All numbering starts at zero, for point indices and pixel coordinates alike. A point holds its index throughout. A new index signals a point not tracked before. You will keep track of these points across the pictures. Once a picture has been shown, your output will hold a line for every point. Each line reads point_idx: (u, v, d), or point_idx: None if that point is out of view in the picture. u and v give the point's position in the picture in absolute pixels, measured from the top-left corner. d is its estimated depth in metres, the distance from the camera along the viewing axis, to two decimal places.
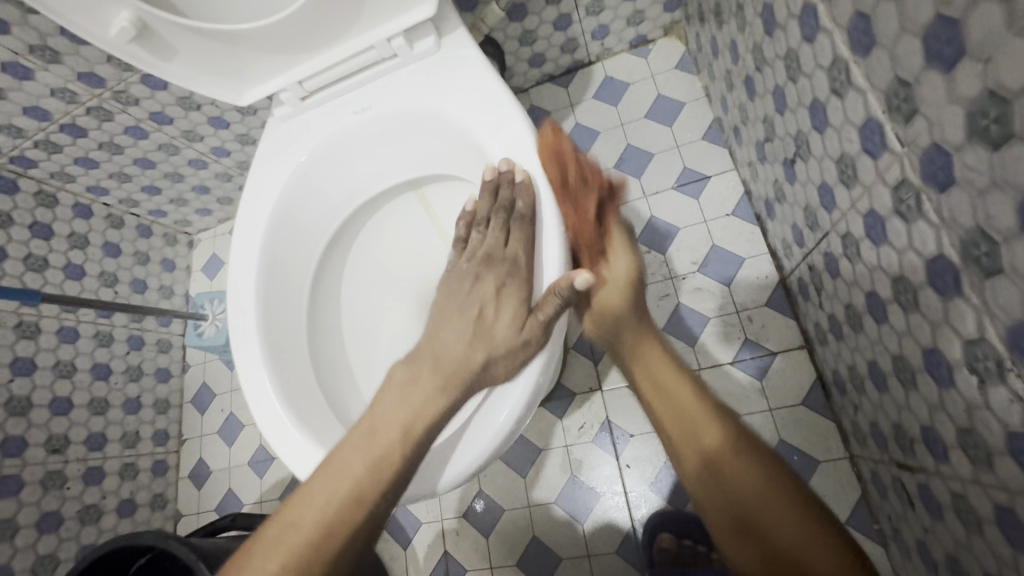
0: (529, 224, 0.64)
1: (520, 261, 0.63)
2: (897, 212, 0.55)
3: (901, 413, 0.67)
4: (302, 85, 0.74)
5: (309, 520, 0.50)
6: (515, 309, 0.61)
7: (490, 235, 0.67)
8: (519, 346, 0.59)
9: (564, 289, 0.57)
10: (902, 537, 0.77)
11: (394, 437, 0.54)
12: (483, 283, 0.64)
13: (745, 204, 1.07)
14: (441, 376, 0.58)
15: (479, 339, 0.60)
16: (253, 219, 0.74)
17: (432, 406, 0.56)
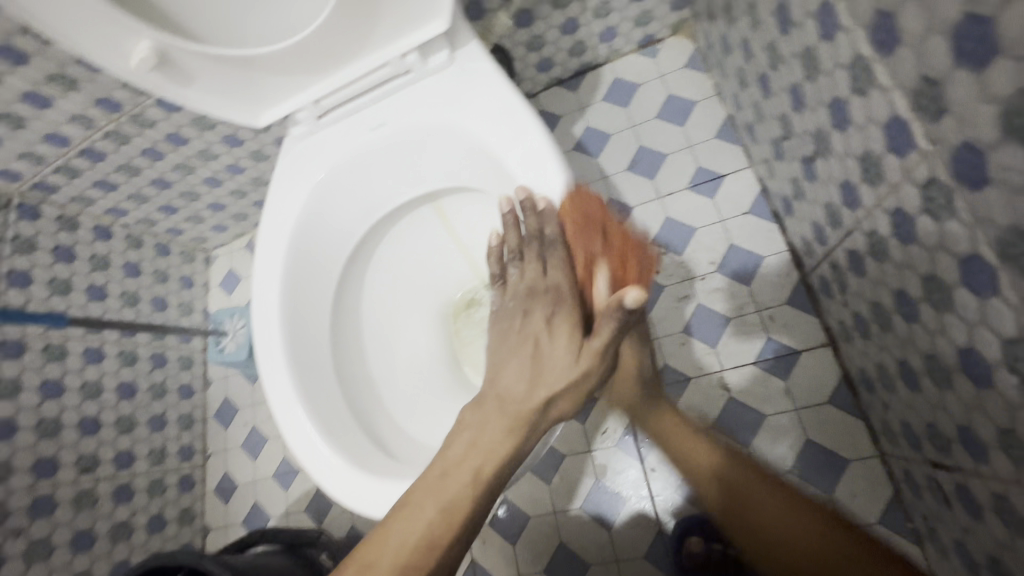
0: (564, 251, 0.61)
1: (565, 289, 0.59)
2: (927, 211, 0.54)
3: (934, 412, 0.65)
4: (317, 104, 0.75)
5: (387, 562, 0.48)
6: (570, 337, 0.56)
7: (529, 269, 0.62)
8: (579, 378, 0.55)
9: (616, 312, 0.52)
10: (938, 536, 0.76)
11: (465, 479, 0.51)
12: (533, 318, 0.59)
13: (763, 201, 1.06)
14: (504, 418, 0.54)
15: (540, 374, 0.55)
16: (275, 240, 0.76)
17: (501, 446, 0.53)
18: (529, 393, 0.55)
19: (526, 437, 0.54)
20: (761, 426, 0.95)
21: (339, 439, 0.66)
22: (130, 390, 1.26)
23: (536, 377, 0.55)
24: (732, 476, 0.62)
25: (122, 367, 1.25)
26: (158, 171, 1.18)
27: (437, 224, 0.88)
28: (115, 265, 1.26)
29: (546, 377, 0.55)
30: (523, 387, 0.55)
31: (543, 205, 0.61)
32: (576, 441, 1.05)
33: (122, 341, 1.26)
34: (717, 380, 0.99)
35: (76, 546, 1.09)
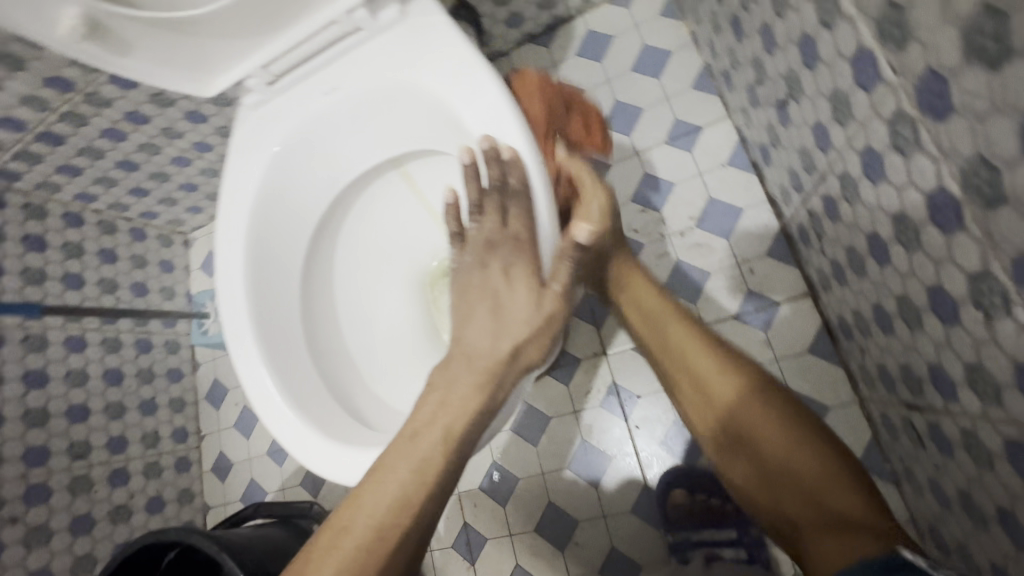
0: (527, 199, 0.58)
1: (525, 239, 0.58)
2: (895, 147, 0.52)
3: (907, 353, 0.65)
4: (267, 69, 0.71)
5: (362, 523, 0.49)
6: (529, 287, 0.57)
7: (489, 222, 0.59)
8: (544, 322, 0.57)
9: (572, 251, 0.57)
10: (914, 476, 0.77)
11: (436, 437, 0.52)
12: (492, 273, 0.59)
13: (741, 152, 1.04)
14: (471, 374, 0.54)
15: (504, 327, 0.56)
16: (236, 215, 0.73)
17: (471, 402, 0.53)
18: (494, 347, 0.55)
19: (494, 392, 0.54)
20: None
21: (313, 413, 0.66)
22: (117, 377, 1.26)
23: (500, 330, 0.56)
24: (758, 411, 0.61)
25: (107, 354, 1.24)
26: (122, 153, 1.15)
27: (405, 190, 0.85)
28: (89, 251, 1.24)
29: (510, 330, 0.56)
30: (488, 343, 0.56)
31: (508, 155, 0.59)
32: (561, 404, 1.06)
33: (104, 328, 1.25)
34: None
35: (76, 530, 1.11)
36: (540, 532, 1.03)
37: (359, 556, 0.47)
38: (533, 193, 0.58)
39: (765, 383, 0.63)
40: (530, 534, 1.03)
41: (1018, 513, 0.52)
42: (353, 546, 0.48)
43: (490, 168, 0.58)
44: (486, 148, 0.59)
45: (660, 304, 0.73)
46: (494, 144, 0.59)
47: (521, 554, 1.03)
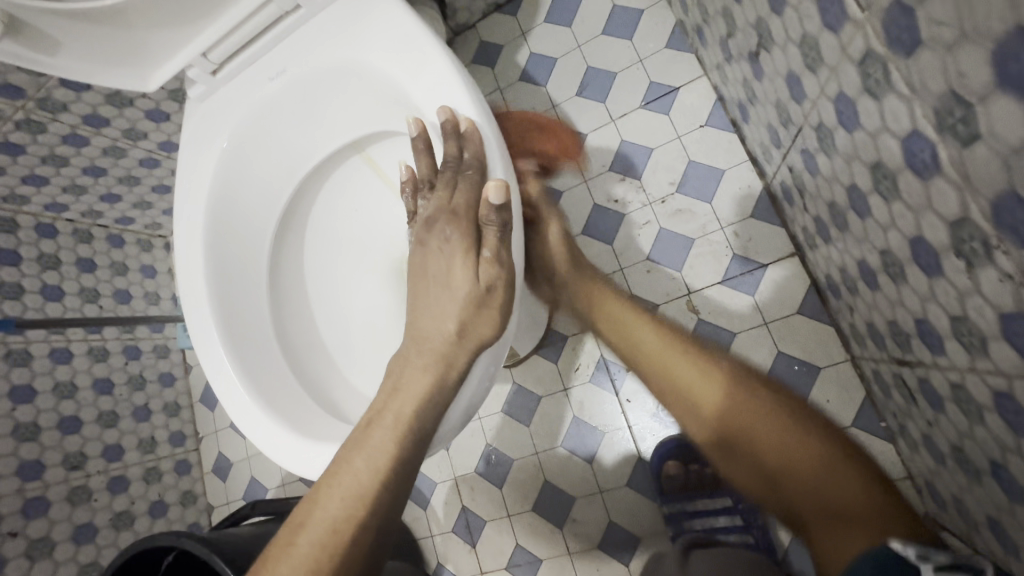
0: (478, 173, 0.59)
1: (461, 211, 0.58)
2: (867, 90, 0.49)
3: (893, 309, 0.63)
4: (207, 57, 0.68)
5: (318, 517, 0.50)
6: (466, 261, 0.56)
7: (434, 199, 0.60)
8: (481, 290, 0.55)
9: (489, 213, 0.55)
10: (908, 432, 0.75)
11: (388, 424, 0.53)
12: (431, 249, 0.59)
13: (720, 111, 1.00)
14: (422, 358, 0.55)
15: (447, 306, 0.56)
16: (191, 214, 0.71)
17: (419, 385, 0.54)
18: (440, 328, 0.56)
19: (445, 374, 0.55)
20: (731, 345, 0.93)
21: (284, 410, 0.65)
22: (107, 386, 1.23)
23: (443, 311, 0.56)
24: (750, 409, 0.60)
25: (94, 363, 1.20)
26: (87, 157, 1.09)
27: (368, 173, 0.81)
28: (67, 262, 1.16)
29: (451, 309, 0.56)
30: (435, 325, 0.56)
31: (466, 127, 0.58)
32: (550, 382, 1.05)
33: (90, 337, 1.20)
34: (684, 304, 0.97)
35: (79, 539, 1.11)
36: (537, 511, 1.02)
37: (316, 552, 0.48)
38: (489, 163, 0.59)
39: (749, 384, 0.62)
40: (528, 514, 1.03)
41: (1010, 466, 0.51)
42: (311, 540, 0.49)
43: (446, 144, 0.58)
44: (445, 121, 0.58)
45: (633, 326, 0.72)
46: (453, 116, 0.59)
47: (520, 535, 1.03)
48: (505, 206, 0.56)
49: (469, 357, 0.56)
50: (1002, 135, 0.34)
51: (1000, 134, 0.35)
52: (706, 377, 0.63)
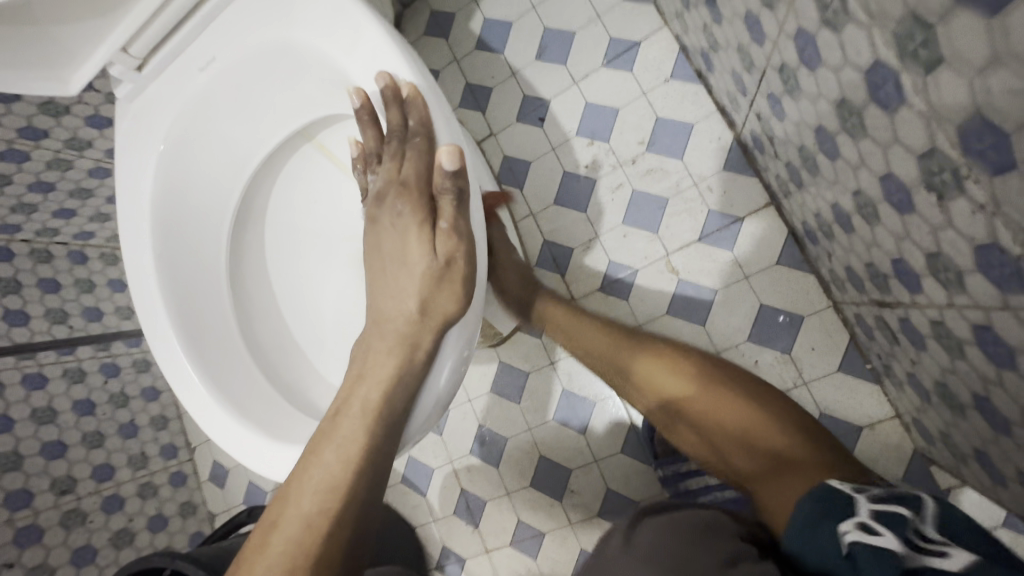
0: (426, 141, 0.57)
1: (411, 183, 0.57)
2: (825, 23, 0.46)
3: (870, 251, 0.61)
4: (127, 51, 0.63)
5: (292, 515, 0.50)
6: (421, 234, 0.55)
7: (382, 172, 0.60)
8: (442, 264, 0.54)
9: (444, 181, 0.54)
10: (893, 372, 0.75)
11: (355, 412, 0.54)
12: (383, 225, 0.59)
13: (684, 62, 0.96)
14: (386, 341, 0.56)
15: (407, 285, 0.56)
16: (134, 221, 0.67)
17: (384, 369, 0.55)
18: (402, 307, 0.56)
19: (411, 353, 0.55)
20: (713, 302, 0.92)
21: (257, 415, 0.63)
22: (88, 406, 1.18)
23: (403, 289, 0.56)
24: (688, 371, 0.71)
25: (73, 386, 1.15)
26: (30, 172, 1.01)
27: (321, 160, 0.77)
28: (28, 285, 1.07)
29: (412, 285, 0.55)
30: (396, 306, 0.56)
31: (407, 92, 0.57)
32: (537, 357, 1.04)
33: (63, 359, 1.14)
34: (663, 265, 0.95)
35: (80, 561, 1.10)
36: (536, 487, 1.02)
37: (291, 550, 0.49)
38: (436, 133, 0.57)
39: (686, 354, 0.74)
40: (527, 490, 1.03)
41: (993, 398, 0.50)
42: (284, 540, 0.49)
43: (389, 112, 0.57)
44: (384, 88, 0.57)
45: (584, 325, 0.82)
46: (393, 82, 0.57)
47: (521, 510, 1.03)
48: (461, 173, 0.55)
49: (434, 335, 0.55)
50: (967, 54, 0.32)
51: (963, 54, 0.32)
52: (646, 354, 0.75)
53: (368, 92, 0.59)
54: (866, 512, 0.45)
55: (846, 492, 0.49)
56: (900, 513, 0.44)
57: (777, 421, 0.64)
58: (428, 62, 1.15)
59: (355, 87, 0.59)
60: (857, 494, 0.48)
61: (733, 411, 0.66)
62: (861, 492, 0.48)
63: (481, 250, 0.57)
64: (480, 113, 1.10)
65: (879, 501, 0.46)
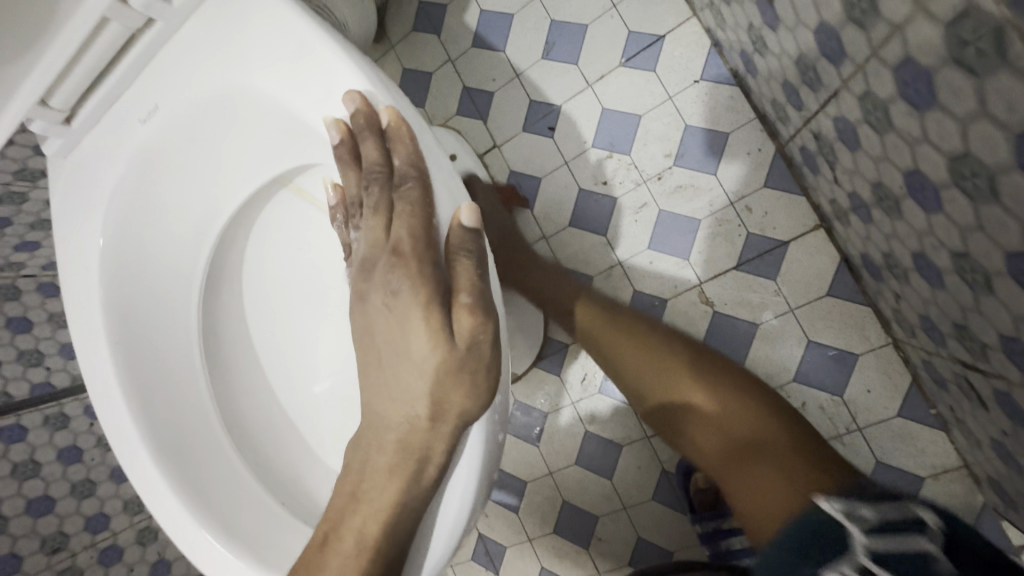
0: (419, 185, 0.45)
1: (405, 249, 0.44)
2: (957, 62, 0.34)
3: (966, 315, 0.51)
4: (49, 104, 0.51)
5: None
6: (430, 321, 0.43)
7: (365, 231, 0.47)
8: (453, 359, 0.42)
9: (463, 242, 0.44)
10: (969, 428, 0.66)
11: (347, 549, 0.45)
12: (374, 304, 0.46)
13: (716, 60, 0.82)
14: (385, 455, 0.46)
15: (412, 384, 0.44)
16: (82, 306, 0.56)
17: (384, 496, 0.45)
18: (407, 411, 0.45)
19: (416, 475, 0.45)
20: (753, 337, 0.82)
21: (251, 536, 0.54)
22: (77, 453, 0.86)
23: (409, 389, 0.44)
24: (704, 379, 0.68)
25: (56, 433, 0.84)
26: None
27: (301, 206, 0.66)
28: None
29: (420, 383, 0.44)
30: (399, 411, 0.45)
31: (388, 120, 0.46)
32: (556, 395, 0.94)
33: (41, 404, 0.82)
34: (696, 296, 0.85)
35: None
36: (559, 534, 0.95)
37: None
38: (433, 181, 0.46)
39: (720, 370, 0.68)
40: (549, 537, 0.96)
41: None
42: None
43: (365, 146, 0.46)
44: (355, 113, 0.45)
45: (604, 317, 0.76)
46: (365, 104, 0.45)
47: (545, 557, 0.96)
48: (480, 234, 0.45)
49: (448, 442, 0.44)
50: None
51: None
52: (658, 355, 0.71)
53: (348, 122, 0.47)
54: None
55: (835, 509, 0.50)
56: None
57: (765, 419, 0.64)
58: (421, 62, 1.01)
59: (331, 119, 0.47)
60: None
61: (735, 411, 0.65)
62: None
63: (505, 327, 0.47)
64: (481, 122, 0.97)
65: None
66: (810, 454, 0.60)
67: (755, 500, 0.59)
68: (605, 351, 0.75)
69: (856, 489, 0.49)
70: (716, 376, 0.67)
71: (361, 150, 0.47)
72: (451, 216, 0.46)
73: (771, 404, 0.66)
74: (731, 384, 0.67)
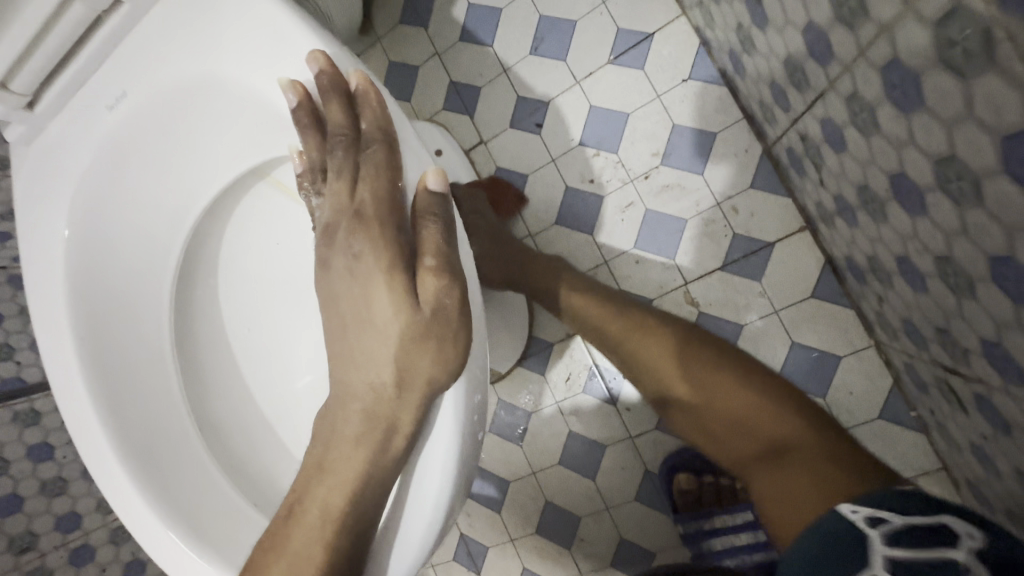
0: (385, 147, 0.43)
1: (368, 213, 0.43)
2: (944, 64, 0.34)
3: (948, 318, 0.51)
4: (9, 88, 0.48)
5: None
6: (392, 284, 0.41)
7: (329, 196, 0.45)
8: (412, 326, 0.40)
9: (428, 204, 0.42)
10: (949, 432, 0.66)
11: (312, 521, 0.42)
12: (337, 272, 0.45)
13: (705, 59, 0.82)
14: (351, 426, 0.43)
15: (375, 352, 0.42)
16: (45, 297, 0.54)
17: (352, 464, 0.42)
18: (371, 380, 0.42)
19: (386, 442, 0.42)
20: (738, 338, 0.82)
21: (218, 535, 0.53)
22: (47, 451, 0.83)
23: (373, 357, 0.42)
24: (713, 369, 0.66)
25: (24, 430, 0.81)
26: None
27: (278, 198, 0.65)
28: None
29: (384, 351, 0.41)
30: (364, 379, 0.43)
31: (356, 85, 0.44)
32: (540, 395, 0.93)
33: (8, 402, 0.79)
34: (681, 296, 0.84)
35: None
36: (541, 533, 0.94)
37: None
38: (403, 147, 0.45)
39: (734, 360, 0.67)
40: (531, 536, 0.95)
41: None
42: None
43: (329, 108, 0.44)
44: (319, 73, 0.44)
45: (598, 306, 0.73)
46: (330, 64, 0.44)
47: (527, 558, 0.95)
48: (446, 197, 0.43)
49: (416, 413, 0.41)
50: None
51: None
52: (657, 342, 0.69)
53: (307, 85, 0.45)
54: (880, 560, 0.37)
55: (856, 522, 0.41)
56: (936, 558, 0.34)
57: (779, 408, 0.63)
58: (407, 55, 0.99)
59: (287, 81, 0.45)
60: (870, 528, 0.40)
61: (746, 403, 0.64)
62: (876, 524, 0.40)
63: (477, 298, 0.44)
64: (468, 117, 0.95)
65: (901, 542, 0.36)
66: (834, 448, 0.59)
67: (780, 495, 0.58)
68: (597, 327, 0.73)
69: (888, 511, 0.41)
70: (725, 364, 0.66)
71: (324, 113, 0.46)
72: (416, 180, 0.44)
73: (791, 392, 0.64)
74: (740, 373, 0.65)
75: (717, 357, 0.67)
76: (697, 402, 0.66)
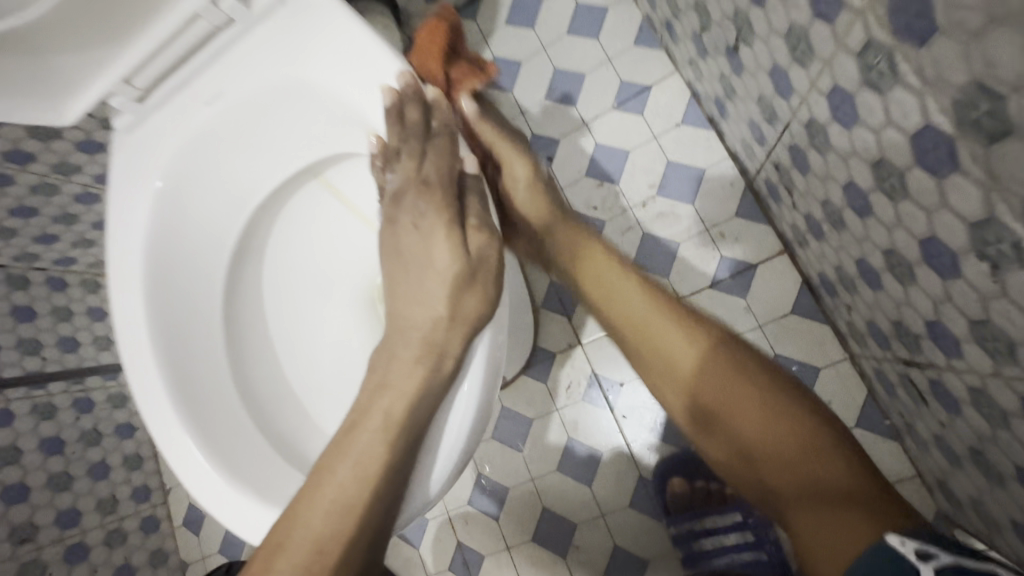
0: (449, 139, 0.57)
1: (434, 182, 0.54)
2: (868, 83, 0.45)
3: (900, 309, 0.59)
4: (131, 83, 0.60)
5: (298, 537, 0.46)
6: (451, 234, 0.53)
7: (400, 170, 0.55)
8: (465, 267, 0.52)
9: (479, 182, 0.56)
10: (917, 432, 0.72)
11: (376, 426, 0.49)
12: (403, 228, 0.55)
13: (694, 108, 0.96)
14: (408, 348, 0.52)
15: (430, 288, 0.52)
16: (125, 256, 0.62)
17: (411, 383, 0.50)
18: (428, 312, 0.52)
19: (437, 363, 0.51)
20: None
21: (257, 479, 0.58)
22: (59, 444, 0.86)
23: (429, 292, 0.52)
24: (766, 392, 0.52)
25: (42, 423, 0.84)
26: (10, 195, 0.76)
27: (330, 201, 0.74)
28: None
29: (440, 287, 0.52)
30: (422, 311, 0.52)
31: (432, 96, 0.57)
32: (542, 403, 0.99)
33: (35, 392, 0.83)
34: None
35: None
36: (537, 541, 0.96)
37: (326, 529, 0.46)
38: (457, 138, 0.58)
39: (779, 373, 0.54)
40: (528, 545, 0.97)
41: None
42: (304, 536, 0.46)
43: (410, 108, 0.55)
44: (405, 84, 0.55)
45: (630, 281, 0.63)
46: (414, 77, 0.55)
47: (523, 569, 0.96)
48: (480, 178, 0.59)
49: (462, 340, 0.51)
50: None
51: None
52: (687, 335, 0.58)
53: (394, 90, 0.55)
54: None
55: None
56: None
57: (838, 453, 0.48)
58: None
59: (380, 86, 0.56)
60: None
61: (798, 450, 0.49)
62: None
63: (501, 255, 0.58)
64: None
65: None
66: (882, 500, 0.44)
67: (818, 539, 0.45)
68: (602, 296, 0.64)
69: None
70: (785, 394, 0.52)
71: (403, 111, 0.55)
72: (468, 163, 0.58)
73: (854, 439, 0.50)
74: (797, 408, 0.51)
75: (777, 383, 0.53)
76: (716, 400, 0.54)
